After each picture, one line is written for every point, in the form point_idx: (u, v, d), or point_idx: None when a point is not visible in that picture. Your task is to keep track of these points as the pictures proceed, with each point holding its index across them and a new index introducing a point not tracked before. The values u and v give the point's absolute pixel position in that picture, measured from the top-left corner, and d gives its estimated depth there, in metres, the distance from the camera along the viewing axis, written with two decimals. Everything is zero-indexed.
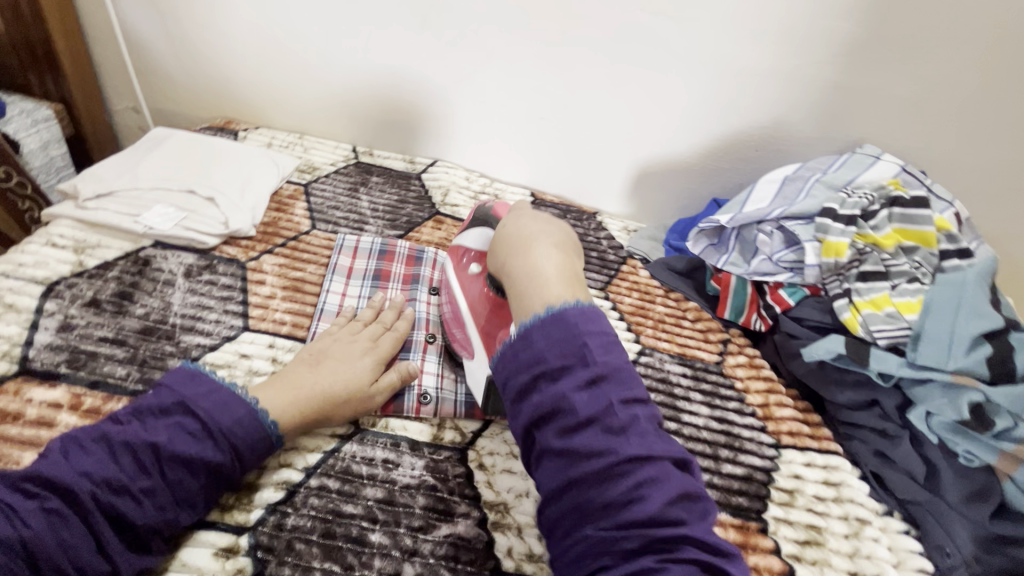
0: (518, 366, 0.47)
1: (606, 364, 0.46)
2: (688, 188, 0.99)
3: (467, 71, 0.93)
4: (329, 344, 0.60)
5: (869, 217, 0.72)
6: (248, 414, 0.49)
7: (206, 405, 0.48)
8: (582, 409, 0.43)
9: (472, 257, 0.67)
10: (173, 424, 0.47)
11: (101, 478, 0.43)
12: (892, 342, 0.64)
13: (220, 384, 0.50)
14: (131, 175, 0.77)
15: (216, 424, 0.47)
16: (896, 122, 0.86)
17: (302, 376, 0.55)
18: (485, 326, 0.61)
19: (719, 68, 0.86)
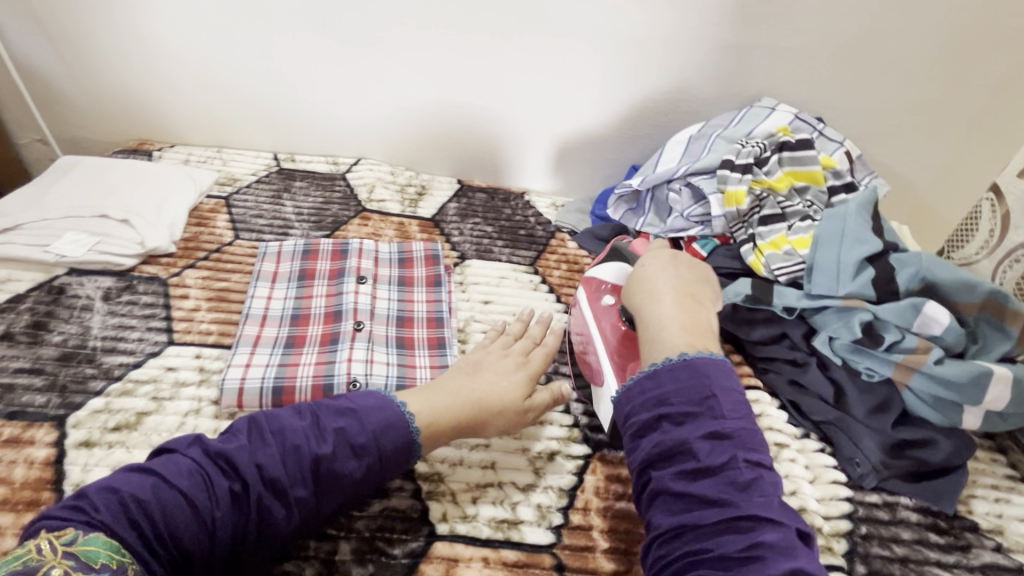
0: (645, 404, 0.51)
1: (732, 418, 0.48)
2: (608, 158, 1.02)
3: (377, 67, 0.94)
4: (482, 356, 0.61)
5: (762, 163, 0.76)
6: (405, 437, 0.50)
7: (375, 422, 0.50)
8: (702, 459, 0.46)
9: (604, 287, 0.72)
10: (339, 428, 0.48)
11: (269, 475, 0.45)
12: (791, 278, 0.69)
13: (392, 404, 0.52)
14: (38, 206, 0.76)
15: (379, 445, 0.49)
16: (789, 74, 0.91)
17: (459, 386, 0.56)
18: (617, 355, 0.64)
19: (619, 39, 0.88)
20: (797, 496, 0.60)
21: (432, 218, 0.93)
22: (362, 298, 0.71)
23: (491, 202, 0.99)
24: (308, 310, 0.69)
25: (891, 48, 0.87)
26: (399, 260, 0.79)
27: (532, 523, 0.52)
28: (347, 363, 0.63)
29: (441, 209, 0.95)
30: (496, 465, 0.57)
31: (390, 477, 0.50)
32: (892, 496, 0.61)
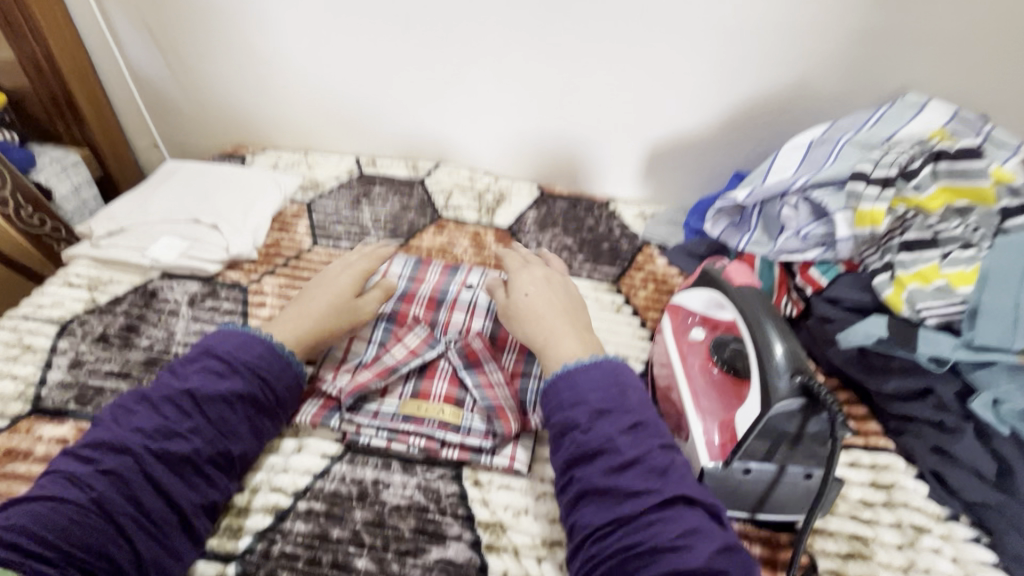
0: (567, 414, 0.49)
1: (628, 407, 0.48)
2: (706, 163, 0.91)
3: (455, 68, 0.89)
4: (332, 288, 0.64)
5: (910, 176, 0.62)
6: (267, 349, 0.53)
7: (228, 349, 0.52)
8: (615, 409, 0.48)
9: (695, 317, 0.62)
10: (201, 368, 0.50)
11: (149, 428, 0.46)
12: (943, 322, 0.55)
13: (239, 332, 0.54)
14: (141, 210, 0.80)
15: (240, 360, 0.51)
16: (942, 65, 0.75)
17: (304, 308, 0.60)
18: (704, 402, 0.55)
19: (726, 29, 0.77)
20: None
21: (508, 228, 0.88)
22: (467, 290, 0.69)
23: (572, 212, 0.92)
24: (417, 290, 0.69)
25: None
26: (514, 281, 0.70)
27: None
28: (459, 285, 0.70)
29: (518, 218, 0.90)
30: None
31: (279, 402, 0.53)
32: None
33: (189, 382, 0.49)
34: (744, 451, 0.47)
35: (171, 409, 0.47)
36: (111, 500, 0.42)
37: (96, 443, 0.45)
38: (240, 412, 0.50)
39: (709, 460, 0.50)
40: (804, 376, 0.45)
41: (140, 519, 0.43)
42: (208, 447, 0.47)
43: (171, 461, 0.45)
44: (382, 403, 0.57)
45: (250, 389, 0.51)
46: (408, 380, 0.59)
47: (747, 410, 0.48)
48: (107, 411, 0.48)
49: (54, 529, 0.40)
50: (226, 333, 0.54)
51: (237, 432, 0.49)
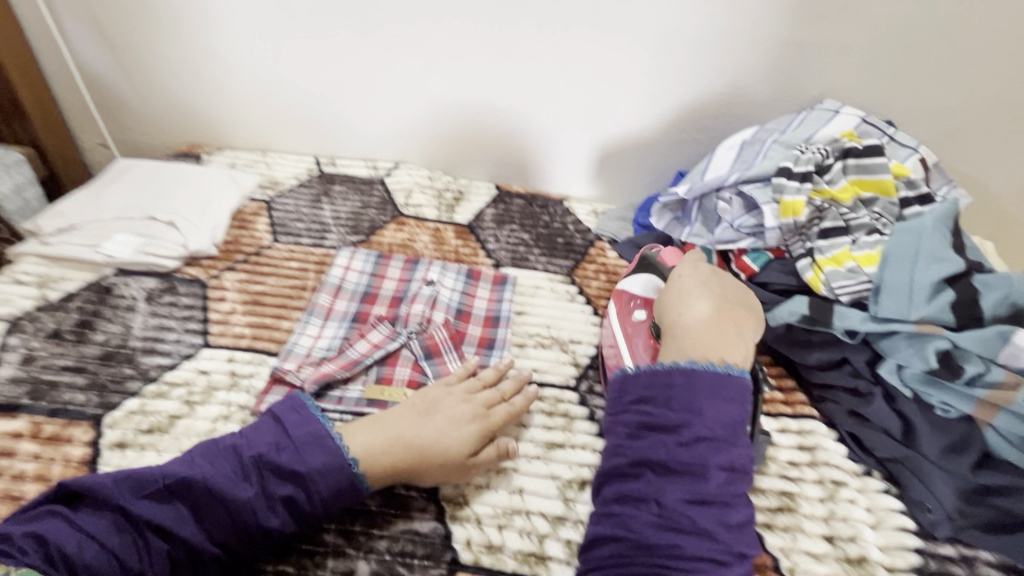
0: (627, 399, 0.49)
1: (687, 408, 0.46)
2: (653, 163, 0.97)
3: (415, 72, 0.93)
4: (441, 395, 0.56)
5: (823, 172, 0.70)
6: (332, 461, 0.48)
7: (294, 441, 0.48)
8: (669, 420, 0.46)
9: (637, 300, 0.67)
10: (257, 456, 0.47)
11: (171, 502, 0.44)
12: (855, 298, 0.62)
13: (317, 421, 0.50)
14: (92, 207, 0.79)
15: (297, 466, 0.47)
16: (855, 75, 0.83)
17: (402, 421, 0.53)
18: None
19: (668, 39, 0.84)
20: (857, 543, 0.54)
21: (468, 225, 0.92)
22: (427, 285, 0.74)
23: (528, 209, 0.96)
24: (378, 290, 0.74)
25: (976, 42, 0.78)
26: (466, 281, 0.77)
27: (560, 561, 0.50)
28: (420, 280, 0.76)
29: (477, 216, 0.94)
30: (523, 490, 0.54)
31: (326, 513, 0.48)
32: (969, 549, 0.55)
33: (256, 454, 0.47)
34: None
35: (220, 476, 0.46)
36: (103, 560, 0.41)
37: (140, 484, 0.44)
38: (275, 508, 0.46)
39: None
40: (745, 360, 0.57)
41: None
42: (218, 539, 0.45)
43: (190, 533, 0.44)
44: (346, 389, 0.61)
45: (297, 492, 0.46)
46: (372, 368, 0.63)
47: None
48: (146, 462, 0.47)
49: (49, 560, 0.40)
50: (312, 415, 0.51)
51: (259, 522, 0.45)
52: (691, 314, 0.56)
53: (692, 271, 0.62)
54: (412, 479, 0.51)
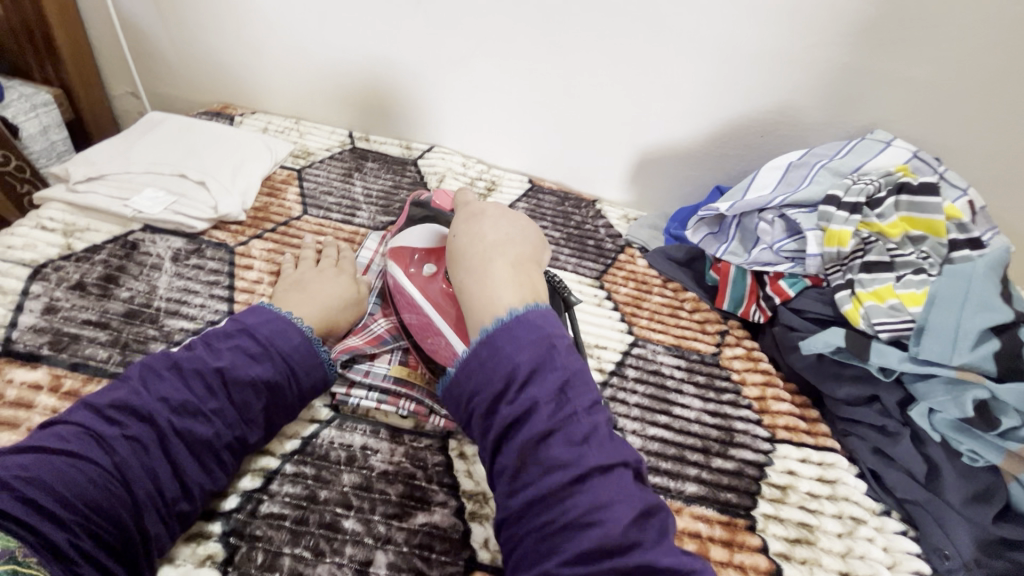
0: (460, 407, 0.47)
1: (498, 361, 0.44)
2: (691, 174, 0.95)
3: (461, 55, 0.91)
4: (302, 275, 0.64)
5: (875, 205, 0.69)
6: (304, 342, 0.54)
7: (266, 333, 0.53)
8: (484, 387, 0.44)
9: (418, 253, 0.60)
10: (234, 346, 0.51)
11: (177, 402, 0.46)
12: (895, 336, 0.60)
13: (278, 314, 0.55)
14: (123, 159, 0.77)
15: (277, 348, 0.52)
16: (911, 108, 0.82)
17: (289, 297, 0.59)
18: (464, 328, 0.54)
19: (723, 50, 0.82)
20: None
21: None
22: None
23: (561, 207, 0.95)
24: None
25: None
26: None
27: None
28: None
29: (509, 208, 0.92)
30: None
31: (313, 396, 0.54)
32: None
33: (223, 359, 0.50)
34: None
35: (199, 383, 0.48)
36: (131, 467, 0.43)
37: (119, 403, 0.45)
38: (264, 397, 0.50)
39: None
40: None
41: (152, 495, 0.43)
42: (228, 432, 0.47)
43: (191, 441, 0.46)
44: (373, 364, 0.58)
45: (277, 376, 0.51)
46: (398, 350, 0.61)
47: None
48: (136, 367, 0.49)
49: (72, 487, 0.40)
50: (268, 312, 0.55)
51: (256, 419, 0.49)
52: (482, 270, 0.51)
53: (469, 213, 0.59)
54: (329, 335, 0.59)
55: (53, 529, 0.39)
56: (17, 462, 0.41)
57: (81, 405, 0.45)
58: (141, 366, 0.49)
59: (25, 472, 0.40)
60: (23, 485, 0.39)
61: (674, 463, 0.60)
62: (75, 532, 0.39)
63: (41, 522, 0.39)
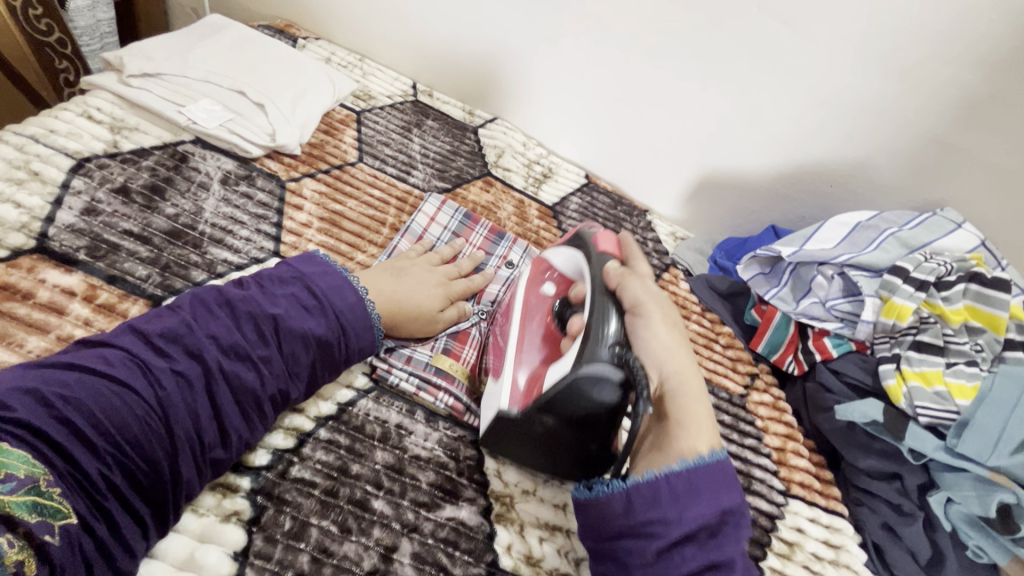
0: (606, 531, 0.45)
1: (680, 515, 0.43)
2: (747, 208, 0.92)
3: (549, 32, 0.86)
4: (409, 264, 0.61)
5: (943, 287, 0.68)
6: (359, 302, 0.51)
7: (323, 285, 0.50)
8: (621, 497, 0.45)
9: (553, 274, 0.61)
10: (290, 294, 0.48)
11: (227, 343, 0.43)
12: (932, 423, 0.61)
13: (335, 269, 0.52)
14: (181, 59, 0.72)
15: (331, 303, 0.49)
16: (997, 198, 0.77)
17: (382, 281, 0.56)
18: (525, 346, 0.55)
19: (818, 91, 0.78)
20: None
21: (551, 207, 0.87)
22: (506, 267, 0.72)
23: (613, 210, 0.92)
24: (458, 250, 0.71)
25: None
26: None
27: None
28: (501, 261, 0.72)
29: (563, 200, 0.89)
30: (568, 508, 0.52)
31: (359, 360, 0.51)
32: None
33: (279, 306, 0.47)
34: (540, 405, 0.49)
35: (251, 328, 0.45)
36: (173, 405, 0.40)
37: (169, 334, 0.42)
38: (314, 353, 0.47)
39: (508, 403, 0.51)
40: (621, 350, 0.48)
41: (191, 437, 0.40)
42: (272, 383, 0.44)
43: (237, 388, 0.43)
44: (415, 350, 0.57)
45: (329, 333, 0.48)
46: (442, 337, 0.60)
47: (560, 371, 0.49)
48: (187, 297, 0.45)
49: (113, 416, 0.37)
50: (324, 263, 0.52)
51: (302, 374, 0.47)
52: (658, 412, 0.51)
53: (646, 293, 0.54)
54: (387, 332, 0.56)
55: (85, 457, 0.36)
56: (59, 379, 0.37)
57: (127, 329, 0.42)
58: (192, 298, 0.46)
59: (67, 391, 0.37)
60: (64, 406, 0.36)
61: None
62: (106, 464, 0.37)
63: (76, 447, 0.36)
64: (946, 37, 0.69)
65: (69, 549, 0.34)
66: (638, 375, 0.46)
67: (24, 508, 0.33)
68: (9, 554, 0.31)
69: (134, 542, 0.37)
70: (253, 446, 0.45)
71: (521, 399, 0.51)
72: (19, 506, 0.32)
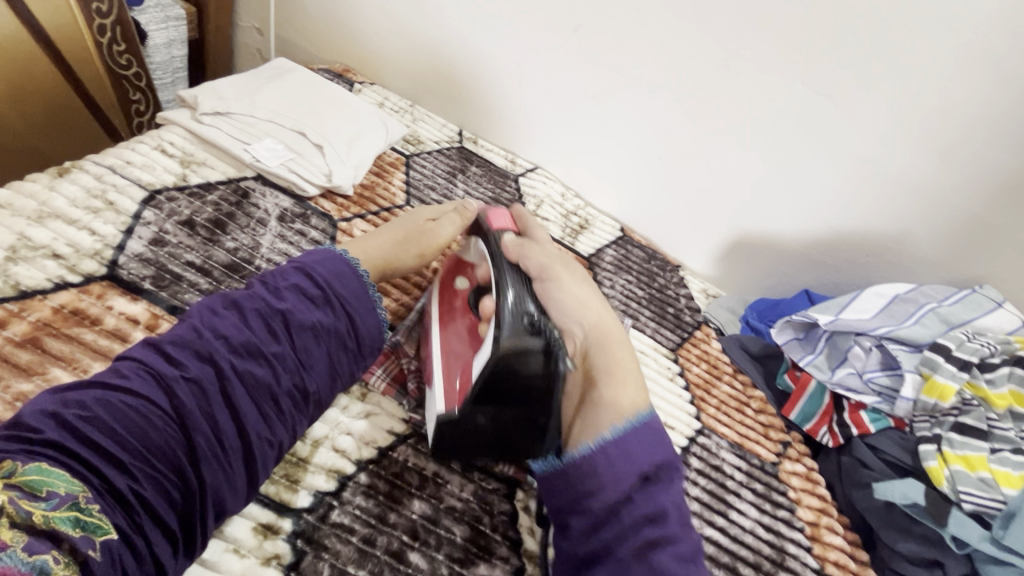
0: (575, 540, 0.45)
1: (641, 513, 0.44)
2: (780, 271, 0.92)
3: (596, 90, 0.90)
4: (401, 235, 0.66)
5: (986, 368, 0.67)
6: (363, 291, 0.53)
7: (325, 275, 0.52)
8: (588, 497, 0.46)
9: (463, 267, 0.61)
10: (294, 287, 0.50)
11: (237, 341, 0.45)
12: (976, 511, 0.59)
13: (334, 257, 0.54)
14: (249, 100, 0.76)
15: (335, 292, 0.51)
16: None
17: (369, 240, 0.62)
18: (453, 349, 0.54)
19: (856, 164, 0.79)
20: None
21: (587, 257, 0.89)
22: None
23: (647, 264, 0.93)
24: None
25: None
26: None
27: None
28: None
29: (598, 252, 0.91)
30: None
31: (372, 349, 0.53)
32: None
33: (285, 302, 0.48)
34: (474, 397, 0.48)
35: (260, 325, 0.46)
36: (189, 410, 0.40)
37: (179, 342, 0.43)
38: (325, 343, 0.48)
39: (444, 407, 0.50)
40: (537, 319, 0.48)
41: (210, 440, 0.40)
42: (287, 377, 0.46)
43: (251, 385, 0.44)
44: None
45: (337, 322, 0.50)
46: None
47: (483, 358, 0.48)
48: (196, 308, 0.46)
49: (133, 429, 0.38)
50: (320, 253, 0.54)
51: (317, 367, 0.48)
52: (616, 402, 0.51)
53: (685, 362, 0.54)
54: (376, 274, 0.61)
55: (115, 473, 0.36)
56: (79, 398, 0.38)
57: (140, 344, 0.43)
58: (200, 308, 0.47)
59: (87, 412, 0.37)
60: (86, 426, 0.37)
61: (726, 573, 0.58)
62: (134, 478, 0.37)
63: (101, 462, 0.36)
64: (989, 119, 0.71)
65: (110, 566, 0.34)
66: (555, 336, 0.48)
67: (68, 523, 0.33)
68: (55, 569, 0.32)
69: (165, 560, 0.37)
70: (284, 450, 0.45)
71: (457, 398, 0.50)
72: (64, 522, 0.33)
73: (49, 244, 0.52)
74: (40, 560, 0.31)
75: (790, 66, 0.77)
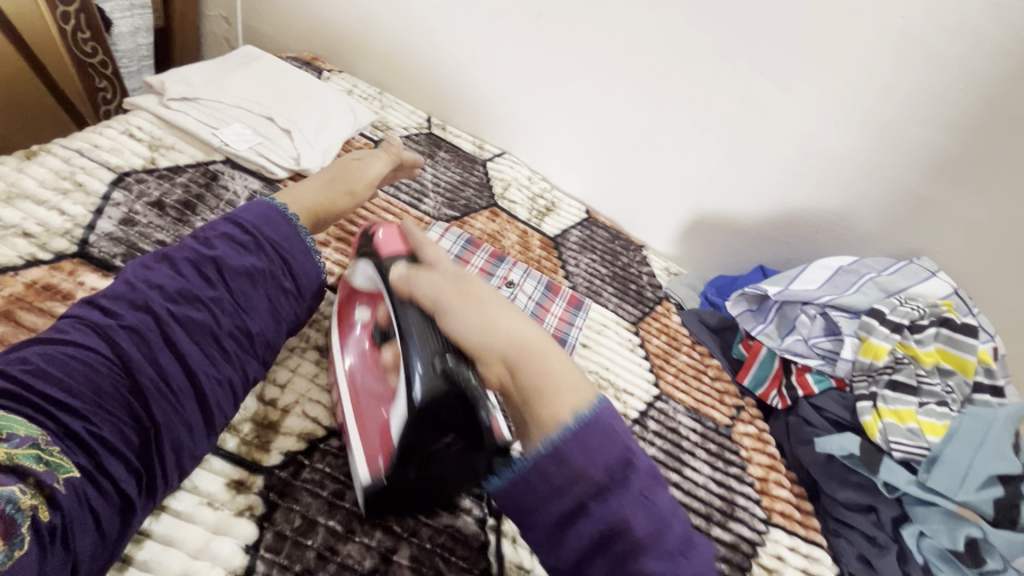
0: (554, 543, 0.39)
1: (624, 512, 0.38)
2: (736, 248, 0.97)
3: (560, 77, 0.93)
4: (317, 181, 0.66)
5: (916, 330, 0.73)
6: (294, 235, 0.55)
7: (252, 220, 0.53)
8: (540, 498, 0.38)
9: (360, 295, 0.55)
10: (222, 235, 0.52)
11: (173, 290, 0.47)
12: (905, 458, 0.65)
13: (262, 203, 0.56)
14: (217, 86, 0.77)
15: (265, 237, 0.53)
16: (969, 255, 0.82)
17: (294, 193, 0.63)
18: (366, 398, 0.50)
19: (801, 144, 0.84)
20: None
21: (553, 238, 0.92)
22: (507, 287, 0.77)
23: (611, 244, 0.97)
24: None
25: None
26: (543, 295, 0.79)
27: None
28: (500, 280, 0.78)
29: (564, 233, 0.94)
30: None
31: (309, 289, 0.55)
32: None
33: (216, 249, 0.50)
34: (398, 459, 0.44)
35: (193, 273, 0.49)
36: (132, 355, 0.43)
37: (113, 295, 0.45)
38: (260, 286, 0.51)
39: (367, 474, 0.46)
40: (444, 361, 0.43)
41: (155, 380, 0.43)
42: (226, 319, 0.48)
43: (190, 327, 0.46)
44: None
45: (271, 266, 0.52)
46: None
47: (398, 414, 0.44)
48: (130, 265, 0.49)
49: (78, 376, 0.41)
50: (246, 201, 0.56)
51: (256, 309, 0.50)
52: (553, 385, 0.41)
53: None
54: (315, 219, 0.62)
55: (70, 417, 0.40)
56: (23, 355, 0.40)
57: (82, 301, 0.46)
58: (133, 266, 0.49)
59: (32, 365, 0.40)
60: (32, 378, 0.39)
61: None
62: (88, 421, 0.40)
63: (51, 407, 0.39)
64: (919, 101, 0.76)
65: (74, 496, 0.38)
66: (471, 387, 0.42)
67: (31, 459, 0.36)
68: (23, 499, 0.35)
69: (133, 493, 0.40)
70: (237, 387, 0.47)
71: (376, 462, 0.46)
72: (26, 458, 0.36)
73: (19, 223, 0.53)
74: (8, 491, 0.34)
75: (739, 52, 0.81)
